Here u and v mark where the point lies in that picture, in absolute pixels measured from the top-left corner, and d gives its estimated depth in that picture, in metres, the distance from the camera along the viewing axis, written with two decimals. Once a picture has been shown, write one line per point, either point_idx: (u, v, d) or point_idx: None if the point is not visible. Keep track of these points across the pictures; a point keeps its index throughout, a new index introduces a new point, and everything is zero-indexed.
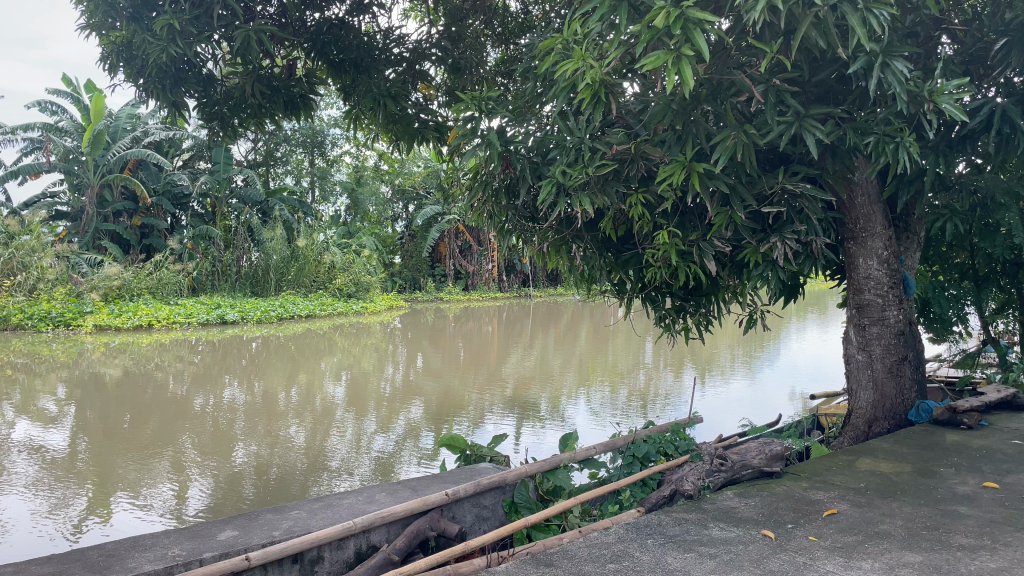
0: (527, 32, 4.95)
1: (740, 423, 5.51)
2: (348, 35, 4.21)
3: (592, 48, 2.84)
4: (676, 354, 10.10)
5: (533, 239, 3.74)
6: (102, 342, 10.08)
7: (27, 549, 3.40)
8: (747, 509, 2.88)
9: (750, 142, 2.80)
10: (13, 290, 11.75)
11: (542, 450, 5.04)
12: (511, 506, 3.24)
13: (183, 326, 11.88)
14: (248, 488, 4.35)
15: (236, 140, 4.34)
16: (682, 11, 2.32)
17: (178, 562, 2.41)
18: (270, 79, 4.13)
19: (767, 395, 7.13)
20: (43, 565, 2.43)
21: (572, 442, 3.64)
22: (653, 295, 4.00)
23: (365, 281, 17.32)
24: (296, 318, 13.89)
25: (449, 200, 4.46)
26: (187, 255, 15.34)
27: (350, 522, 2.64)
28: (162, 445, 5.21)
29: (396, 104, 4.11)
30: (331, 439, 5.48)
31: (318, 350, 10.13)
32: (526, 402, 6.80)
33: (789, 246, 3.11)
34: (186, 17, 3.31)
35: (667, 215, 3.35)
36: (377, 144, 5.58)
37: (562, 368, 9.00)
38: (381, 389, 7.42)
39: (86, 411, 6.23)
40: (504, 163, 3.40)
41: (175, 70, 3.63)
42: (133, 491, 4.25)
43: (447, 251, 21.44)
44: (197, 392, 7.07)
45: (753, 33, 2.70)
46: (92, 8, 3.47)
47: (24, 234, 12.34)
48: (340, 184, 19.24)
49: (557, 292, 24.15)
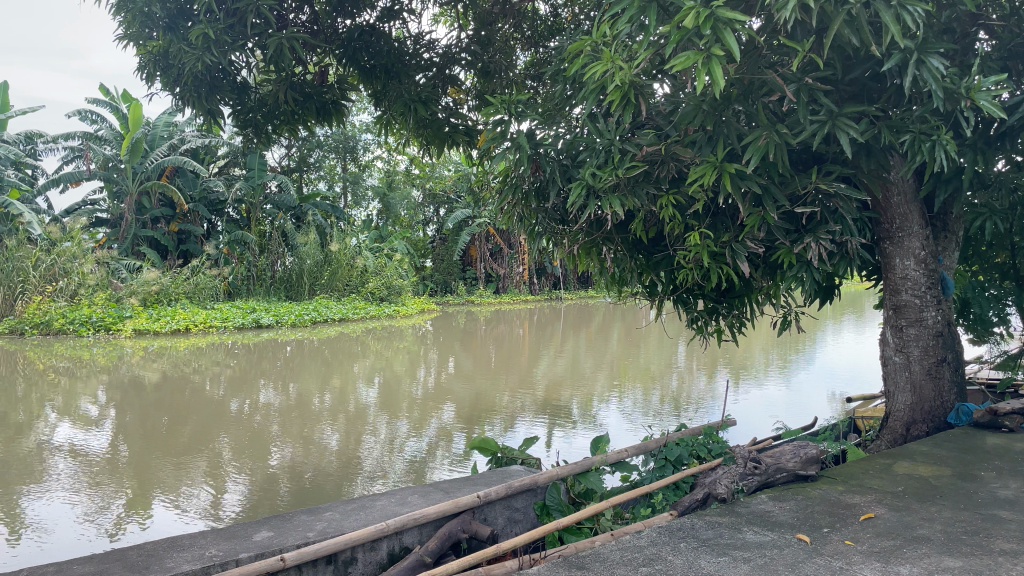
0: (557, 35, 4.94)
1: (774, 425, 5.46)
2: (379, 41, 4.24)
3: (621, 49, 2.83)
4: (710, 357, 10.00)
5: (563, 242, 3.72)
6: (142, 346, 10.30)
7: (70, 548, 3.49)
8: (783, 513, 2.84)
9: (783, 141, 2.77)
10: (54, 295, 12.00)
11: (575, 452, 5.04)
12: (543, 509, 3.27)
13: (219, 330, 12.06)
14: (283, 488, 4.42)
15: (270, 147, 4.42)
16: (711, 11, 2.32)
17: (215, 562, 2.46)
18: (302, 86, 4.19)
19: (803, 398, 7.05)
20: (85, 564, 2.49)
21: (604, 445, 3.63)
22: (685, 297, 3.98)
23: (396, 284, 17.40)
24: (329, 321, 14.04)
25: (480, 204, 4.47)
26: (223, 260, 15.58)
27: (382, 525, 2.67)
28: (198, 447, 5.29)
29: (426, 109, 4.15)
30: (365, 441, 5.54)
31: (352, 353, 10.24)
32: (557, 405, 6.78)
33: (824, 246, 3.06)
34: (220, 26, 3.37)
35: (699, 216, 3.33)
36: (408, 149, 5.61)
37: (593, 370, 8.97)
38: (413, 393, 7.45)
39: (126, 414, 6.35)
40: (534, 166, 3.40)
41: (210, 79, 3.70)
42: (171, 491, 4.36)
43: (478, 254, 21.51)
44: (233, 395, 7.18)
45: (785, 32, 2.69)
46: (130, 18, 3.56)
47: (65, 241, 12.64)
48: (372, 189, 19.43)
49: (587, 294, 24.13)
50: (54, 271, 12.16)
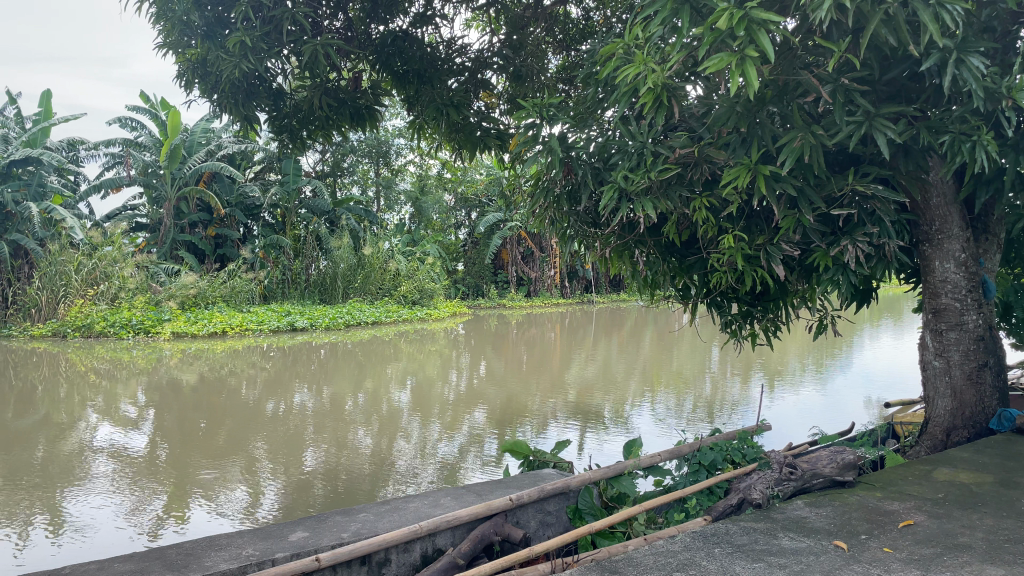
0: (589, 38, 4.94)
1: (810, 431, 5.39)
2: (411, 46, 4.28)
3: (653, 52, 2.81)
4: (744, 361, 9.91)
5: (595, 245, 3.71)
6: (180, 348, 10.50)
7: (110, 548, 3.55)
8: (820, 519, 2.81)
9: (819, 143, 2.73)
10: (96, 298, 12.30)
11: (607, 456, 5.03)
12: (575, 513, 3.25)
13: (255, 332, 12.24)
14: (318, 489, 4.48)
15: (305, 152, 4.49)
16: (746, 11, 2.30)
17: (251, 562, 2.49)
18: (336, 91, 4.25)
19: (840, 403, 6.96)
20: (125, 563, 2.54)
21: (637, 449, 3.61)
22: (719, 300, 3.94)
23: (429, 288, 17.47)
24: (362, 324, 14.14)
25: (511, 207, 4.48)
26: (259, 264, 15.80)
27: (415, 526, 2.69)
28: (235, 448, 5.39)
29: (459, 113, 4.17)
30: (398, 443, 5.58)
31: (385, 356, 10.31)
32: (589, 408, 6.78)
33: (860, 249, 3.02)
34: (257, 33, 3.42)
35: (733, 219, 3.29)
36: (440, 153, 5.65)
37: (626, 374, 8.94)
38: (445, 395, 7.49)
39: (164, 416, 6.47)
40: (565, 169, 3.40)
41: (247, 85, 3.77)
42: (209, 491, 4.43)
43: (509, 258, 21.59)
44: (268, 397, 7.28)
45: (820, 33, 2.66)
46: (170, 26, 3.64)
47: (106, 245, 12.90)
48: (405, 193, 19.59)
49: (620, 297, 24.01)
50: (95, 275, 12.45)
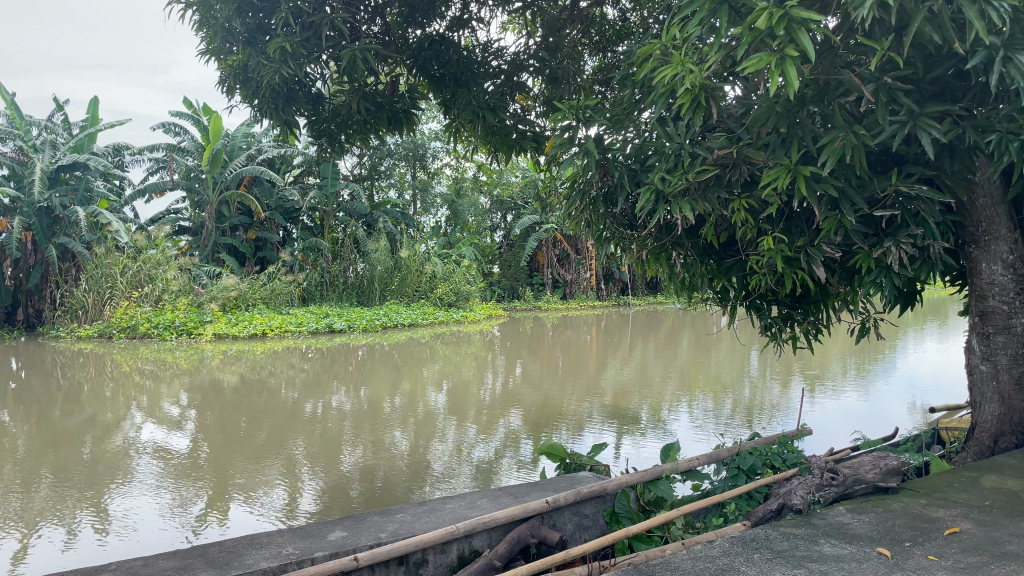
0: (626, 39, 4.91)
1: (853, 436, 5.29)
2: (447, 50, 4.30)
3: (692, 52, 2.79)
4: (785, 364, 9.79)
5: (631, 247, 3.68)
6: (221, 349, 10.68)
7: (154, 545, 3.62)
8: (862, 526, 2.76)
9: (861, 143, 2.67)
10: (140, 300, 12.57)
11: (644, 460, 4.99)
12: (612, 516, 3.23)
13: (294, 334, 12.41)
14: (356, 489, 4.52)
15: (343, 156, 4.56)
16: (785, 11, 2.28)
17: (291, 561, 2.52)
18: (374, 96, 4.31)
19: (883, 407, 6.83)
20: (169, 559, 2.60)
21: (674, 452, 3.58)
22: (758, 303, 3.90)
23: (465, 290, 17.54)
24: (399, 326, 14.27)
25: (548, 210, 4.48)
26: (298, 267, 16.02)
27: (452, 528, 2.70)
28: (274, 448, 5.45)
29: (495, 116, 4.19)
30: (434, 445, 5.60)
31: (421, 358, 10.39)
32: (625, 412, 6.75)
33: (904, 251, 2.95)
34: (297, 39, 3.47)
35: (772, 220, 3.24)
36: (476, 156, 5.67)
37: (663, 378, 8.88)
38: (482, 398, 7.51)
39: (206, 415, 6.60)
40: (601, 172, 3.39)
41: (287, 91, 3.82)
42: (250, 491, 4.49)
43: (545, 260, 21.65)
44: (308, 398, 7.36)
45: (862, 31, 2.63)
46: (212, 34, 3.71)
47: (150, 248, 13.20)
48: (441, 196, 19.71)
49: (656, 299, 23.83)
50: (139, 278, 12.74)
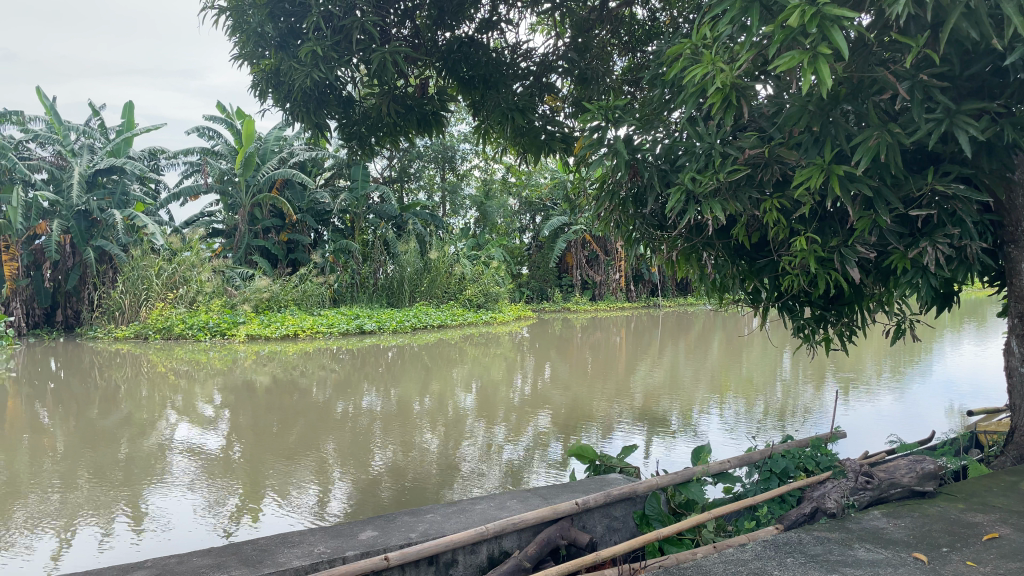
0: (656, 38, 4.87)
1: (888, 439, 5.21)
2: (476, 52, 4.32)
3: (722, 52, 2.76)
4: (817, 366, 9.67)
5: (661, 248, 3.65)
6: (254, 350, 10.82)
7: (188, 543, 3.67)
8: (898, 530, 2.71)
9: (896, 142, 2.63)
10: (175, 302, 12.80)
11: (675, 462, 4.95)
12: (642, 518, 3.21)
13: (325, 335, 12.53)
14: (386, 489, 4.55)
15: (373, 158, 4.59)
16: (817, 8, 2.25)
17: (323, 560, 2.55)
18: (404, 98, 4.35)
19: (920, 411, 6.71)
20: (204, 556, 2.63)
21: (705, 455, 3.55)
22: (790, 304, 3.86)
23: (493, 291, 17.58)
24: (429, 327, 14.32)
25: (577, 211, 4.47)
26: (329, 268, 16.16)
27: (482, 528, 2.71)
28: (305, 448, 5.50)
29: (524, 117, 4.19)
30: (463, 446, 5.61)
31: (450, 359, 10.42)
32: (656, 414, 6.71)
33: (941, 251, 2.90)
34: (328, 43, 3.50)
35: (805, 220, 3.19)
36: (505, 157, 5.68)
37: (694, 379, 8.82)
38: (510, 399, 7.50)
39: (239, 415, 6.68)
40: (631, 172, 3.37)
41: (318, 94, 3.87)
42: (281, 491, 4.52)
43: (574, 261, 21.62)
44: (338, 398, 7.40)
45: (897, 28, 2.59)
46: (245, 39, 3.75)
47: (184, 251, 13.45)
48: (470, 198, 19.78)
49: (687, 300, 23.65)
50: (174, 279, 12.95)
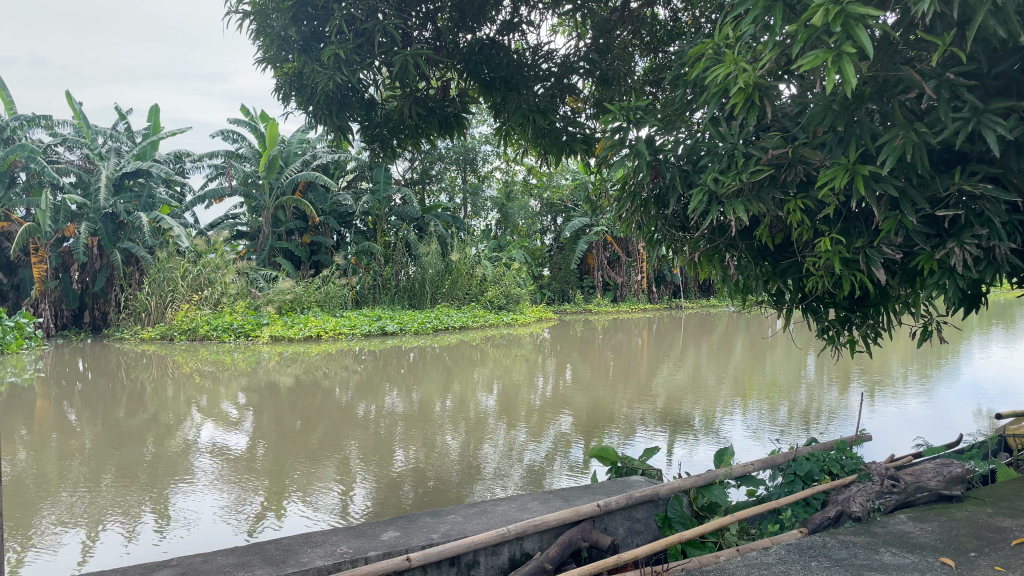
0: (677, 38, 4.86)
1: (915, 443, 5.14)
2: (498, 54, 4.33)
3: (745, 51, 2.75)
4: (842, 368, 9.57)
5: (683, 249, 3.63)
6: (278, 351, 10.93)
7: (212, 542, 3.71)
8: (924, 535, 2.69)
9: (922, 141, 2.59)
10: (200, 303, 12.96)
11: (697, 464, 4.93)
12: (664, 521, 3.19)
13: (348, 336, 12.60)
14: (408, 491, 4.56)
15: (394, 160, 4.61)
16: (842, 7, 2.23)
17: (345, 560, 2.56)
18: (425, 100, 4.36)
19: (947, 414, 6.61)
20: (228, 555, 2.66)
21: (728, 458, 3.53)
22: (814, 306, 3.82)
23: (515, 293, 17.58)
24: (450, 329, 14.36)
25: (598, 212, 4.47)
26: (352, 270, 16.27)
27: (503, 529, 2.72)
28: (328, 448, 5.55)
29: (545, 119, 4.19)
30: (484, 447, 5.62)
31: (472, 360, 10.44)
32: (678, 416, 6.68)
33: (968, 252, 2.85)
34: (350, 47, 3.53)
35: (829, 221, 3.16)
36: (526, 158, 5.69)
37: (716, 381, 8.77)
38: (532, 401, 7.50)
39: (263, 416, 6.74)
40: (653, 172, 3.35)
41: (340, 97, 3.90)
42: (304, 491, 4.55)
43: (595, 263, 21.60)
44: (360, 399, 7.46)
45: (922, 26, 2.57)
46: (268, 43, 3.79)
47: (210, 253, 13.63)
48: (491, 199, 19.83)
49: (709, 302, 23.52)
50: (199, 281, 13.11)
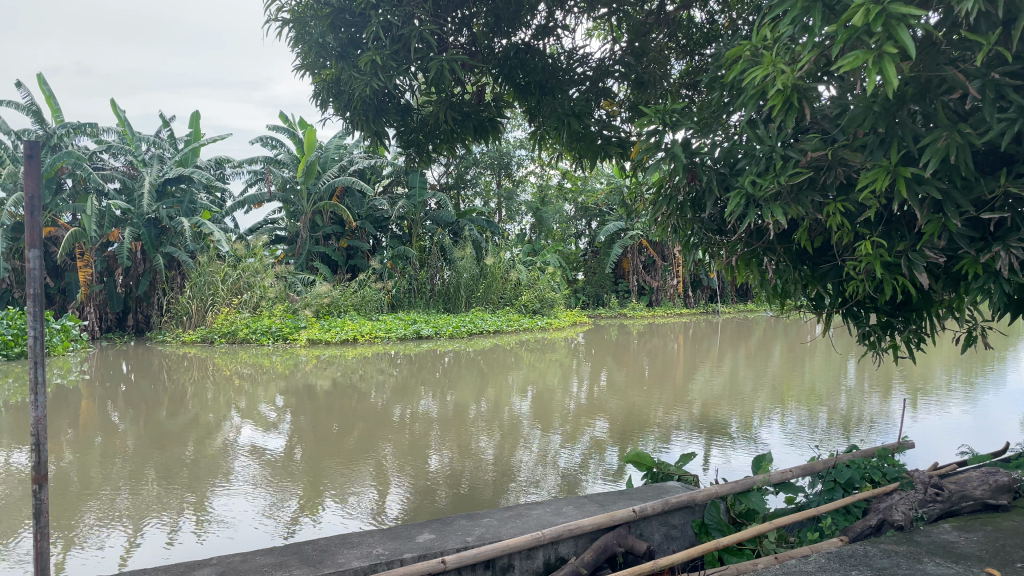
0: (713, 41, 4.83)
1: (960, 450, 5.02)
2: (533, 58, 4.34)
3: (783, 52, 2.71)
4: (884, 374, 9.39)
5: (720, 253, 3.59)
6: (315, 354, 11.06)
7: (251, 542, 3.76)
8: (969, 544, 2.65)
9: (966, 143, 2.53)
10: (239, 306, 13.19)
11: (735, 471, 4.87)
12: (701, 527, 3.15)
13: (383, 340, 12.71)
14: (443, 494, 4.57)
15: (430, 164, 4.65)
16: (883, 6, 2.20)
17: (381, 561, 2.58)
18: (461, 105, 4.39)
19: (993, 422, 6.44)
20: (266, 555, 2.70)
21: (766, 464, 3.48)
22: (855, 310, 3.76)
23: (549, 297, 17.52)
24: (485, 333, 14.40)
25: (633, 215, 4.44)
26: (388, 274, 16.42)
27: (538, 534, 2.71)
28: (364, 451, 5.59)
29: (580, 122, 4.18)
30: (519, 451, 5.62)
31: (506, 364, 10.46)
32: (715, 421, 6.61)
33: (1014, 255, 2.77)
34: (387, 52, 3.55)
35: (870, 224, 3.11)
36: (561, 162, 5.69)
37: (754, 387, 8.67)
38: (566, 406, 7.47)
39: (300, 418, 6.81)
40: (689, 176, 3.33)
41: (377, 103, 3.94)
42: (341, 493, 4.59)
43: (631, 267, 21.49)
44: (396, 403, 7.50)
45: (967, 25, 2.51)
46: (307, 50, 3.84)
47: (249, 257, 13.83)
48: (526, 204, 19.89)
49: (746, 306, 23.26)
50: (239, 285, 13.36)
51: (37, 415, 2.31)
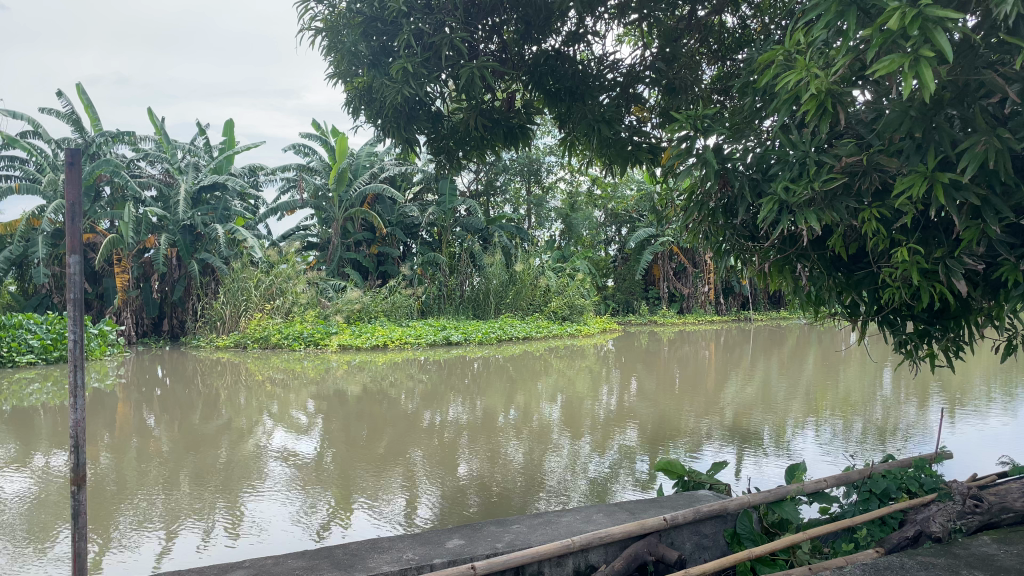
0: (745, 46, 4.78)
1: (999, 461, 4.90)
2: (563, 64, 4.35)
3: (816, 57, 2.69)
4: (920, 384, 9.20)
5: (753, 259, 3.56)
6: (346, 360, 11.14)
7: (282, 545, 3.80)
8: (1009, 557, 2.62)
9: (1005, 147, 2.49)
10: (272, 312, 13.35)
11: (767, 480, 4.81)
12: (733, 537, 3.12)
13: (413, 346, 12.76)
14: (472, 500, 4.58)
15: (460, 172, 4.66)
16: (919, 10, 2.17)
17: (411, 566, 2.59)
18: (491, 112, 4.39)
19: None
20: (298, 558, 2.72)
21: (800, 474, 3.43)
22: (891, 318, 3.71)
23: (579, 304, 17.47)
24: (514, 339, 14.40)
25: (663, 222, 4.41)
26: (417, 280, 16.51)
27: (567, 541, 2.71)
28: (394, 457, 5.62)
29: (611, 128, 4.17)
30: (548, 459, 5.60)
31: (535, 371, 10.44)
32: (747, 430, 6.53)
33: None
34: (417, 60, 3.58)
35: (906, 230, 3.06)
36: (591, 168, 5.68)
37: (787, 395, 8.56)
38: (596, 413, 7.43)
39: (331, 423, 6.86)
40: (722, 181, 3.30)
41: (408, 110, 3.97)
42: (371, 498, 4.61)
43: (661, 274, 21.35)
44: (425, 408, 7.52)
45: (1005, 28, 2.47)
46: (339, 57, 3.89)
47: (281, 263, 13.98)
48: (555, 210, 19.88)
49: (779, 313, 22.99)
50: (272, 291, 13.53)
51: (76, 417, 2.36)
